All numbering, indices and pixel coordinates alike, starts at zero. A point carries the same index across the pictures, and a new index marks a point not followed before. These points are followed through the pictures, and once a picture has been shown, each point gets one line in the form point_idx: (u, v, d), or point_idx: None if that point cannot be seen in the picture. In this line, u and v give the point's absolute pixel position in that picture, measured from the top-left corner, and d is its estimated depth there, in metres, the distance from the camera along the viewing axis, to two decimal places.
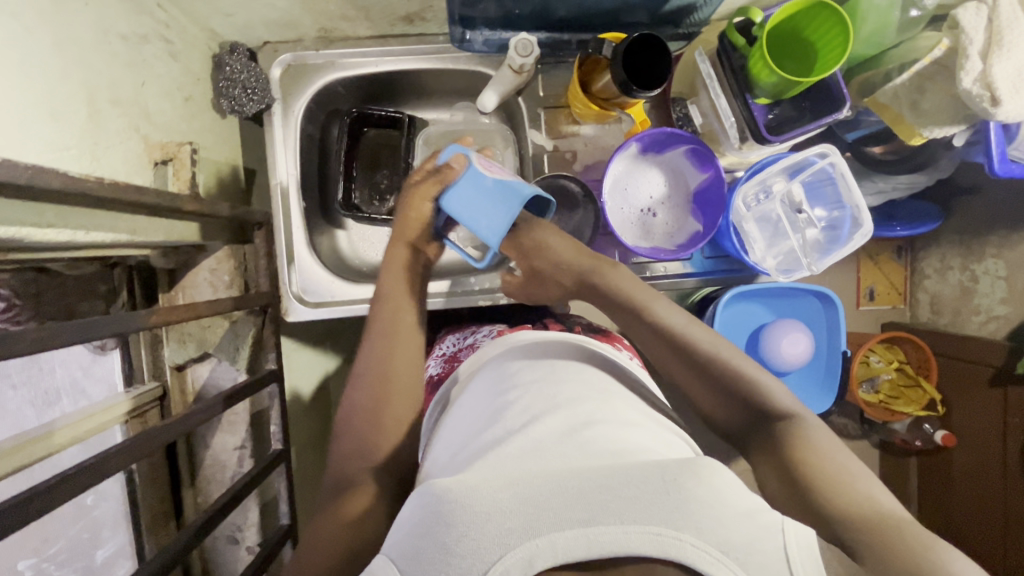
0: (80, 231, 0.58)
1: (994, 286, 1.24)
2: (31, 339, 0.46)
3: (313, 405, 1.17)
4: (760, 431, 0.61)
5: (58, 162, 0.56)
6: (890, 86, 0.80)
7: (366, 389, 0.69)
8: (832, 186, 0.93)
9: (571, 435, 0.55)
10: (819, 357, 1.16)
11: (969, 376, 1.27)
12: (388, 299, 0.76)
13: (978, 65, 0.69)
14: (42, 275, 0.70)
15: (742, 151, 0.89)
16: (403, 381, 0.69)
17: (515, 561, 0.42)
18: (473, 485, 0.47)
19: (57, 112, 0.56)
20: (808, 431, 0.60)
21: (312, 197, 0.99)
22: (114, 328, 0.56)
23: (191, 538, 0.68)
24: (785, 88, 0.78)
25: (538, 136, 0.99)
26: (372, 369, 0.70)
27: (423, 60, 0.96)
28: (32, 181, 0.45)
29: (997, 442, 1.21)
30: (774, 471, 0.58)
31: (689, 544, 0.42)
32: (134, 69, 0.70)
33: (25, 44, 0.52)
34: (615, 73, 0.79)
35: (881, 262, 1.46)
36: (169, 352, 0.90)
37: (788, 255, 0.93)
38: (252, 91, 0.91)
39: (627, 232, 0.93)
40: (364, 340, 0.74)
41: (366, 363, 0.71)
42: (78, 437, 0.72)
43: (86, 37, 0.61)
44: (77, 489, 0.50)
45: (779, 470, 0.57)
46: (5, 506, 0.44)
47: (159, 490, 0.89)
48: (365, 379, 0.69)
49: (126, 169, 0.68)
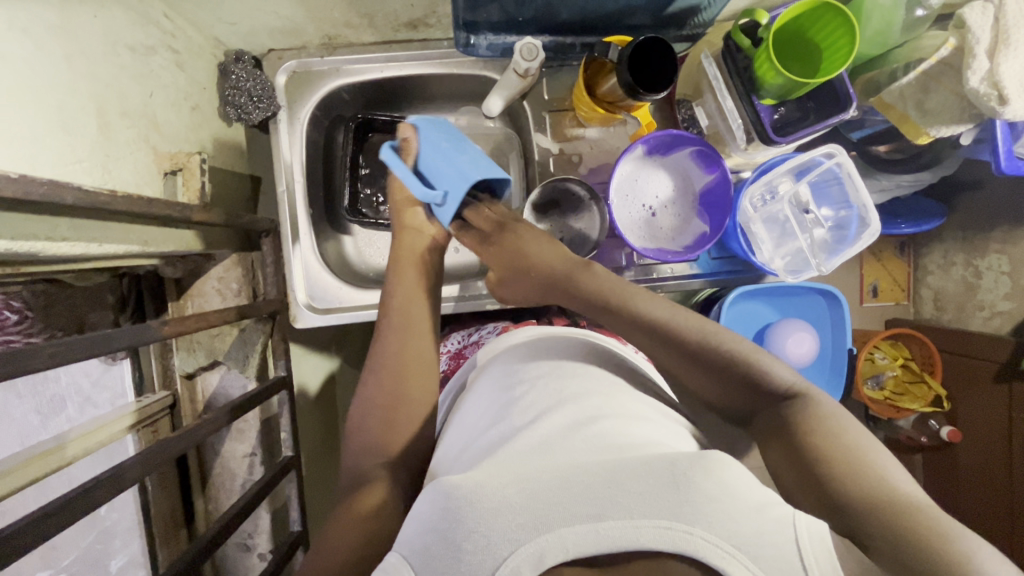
0: (93, 244, 0.58)
1: (998, 282, 1.24)
2: (47, 355, 0.46)
3: (321, 411, 1.17)
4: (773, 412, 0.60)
5: (70, 176, 0.56)
6: (895, 86, 0.79)
7: (379, 381, 0.70)
8: (839, 186, 0.93)
9: (580, 429, 0.55)
10: (825, 355, 1.16)
11: (975, 372, 1.27)
12: (399, 284, 0.76)
13: (985, 64, 0.70)
14: (52, 287, 0.70)
15: (749, 152, 0.89)
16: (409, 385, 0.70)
17: (526, 557, 0.43)
18: (482, 482, 0.48)
19: (69, 126, 0.56)
20: (816, 407, 0.58)
21: (318, 203, 0.99)
22: (128, 340, 0.56)
23: (206, 546, 0.69)
24: (792, 90, 0.78)
25: (543, 139, 0.99)
26: (387, 361, 0.71)
27: (428, 65, 0.96)
28: (46, 197, 0.45)
29: (1002, 437, 1.22)
30: (784, 448, 0.57)
31: (700, 537, 0.42)
32: (142, 80, 0.70)
33: (35, 58, 0.52)
34: (620, 77, 0.79)
35: (885, 259, 1.46)
36: (178, 361, 0.90)
37: (796, 254, 0.93)
38: (258, 99, 0.91)
39: (634, 235, 0.93)
40: (380, 320, 0.75)
41: (380, 358, 0.71)
42: (89, 449, 0.71)
43: (94, 50, 0.61)
44: (93, 504, 0.50)
45: (790, 449, 0.56)
46: (26, 522, 0.43)
47: (171, 499, 0.89)
48: (380, 372, 0.70)
49: (137, 179, 0.68)
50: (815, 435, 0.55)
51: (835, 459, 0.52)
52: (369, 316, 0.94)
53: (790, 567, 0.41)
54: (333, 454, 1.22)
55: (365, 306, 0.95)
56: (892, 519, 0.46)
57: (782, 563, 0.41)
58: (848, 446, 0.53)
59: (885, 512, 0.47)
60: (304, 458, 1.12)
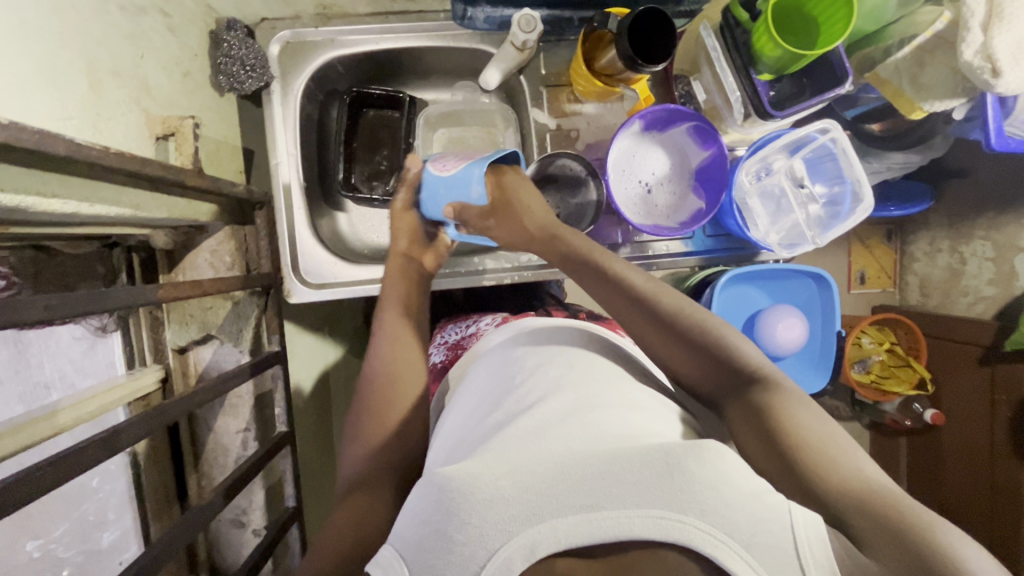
0: (84, 204, 0.56)
1: (982, 268, 1.26)
2: (42, 307, 0.45)
3: (313, 391, 1.16)
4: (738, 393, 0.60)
5: (60, 131, 0.55)
6: (890, 61, 0.81)
7: (382, 394, 0.71)
8: (833, 161, 0.94)
9: (576, 417, 0.55)
10: (814, 341, 1.18)
11: (958, 354, 1.30)
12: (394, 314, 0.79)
13: (979, 37, 0.70)
14: (40, 252, 0.68)
15: (745, 127, 0.90)
16: (411, 387, 0.72)
17: (518, 547, 0.44)
18: (474, 472, 0.48)
19: (58, 81, 0.55)
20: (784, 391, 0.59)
21: (312, 178, 0.98)
22: (125, 300, 0.55)
23: (201, 520, 0.67)
24: (788, 64, 0.79)
25: (540, 115, 0.98)
26: (383, 378, 0.72)
27: (424, 38, 0.95)
28: (38, 145, 0.44)
29: (985, 418, 1.25)
30: (756, 428, 0.57)
31: (693, 527, 0.43)
32: (133, 41, 0.68)
33: (25, 9, 0.50)
34: (619, 47, 0.78)
35: (873, 245, 1.48)
36: (171, 334, 0.89)
37: (791, 229, 0.94)
38: (250, 68, 0.89)
39: (630, 211, 0.93)
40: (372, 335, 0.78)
41: (378, 369, 0.74)
42: (83, 418, 0.70)
43: (85, 5, 0.59)
44: (87, 462, 0.49)
45: (766, 424, 0.56)
46: (24, 473, 0.43)
47: (163, 473, 0.88)
48: (377, 385, 0.72)
49: (127, 141, 0.67)
50: (787, 422, 0.55)
51: (802, 448, 0.53)
52: (361, 292, 0.93)
53: (788, 558, 0.42)
54: (328, 436, 1.21)
55: (357, 282, 0.94)
56: (875, 508, 0.47)
57: (778, 551, 0.42)
58: (818, 432, 0.55)
59: (870, 510, 0.47)
60: (299, 439, 1.11)
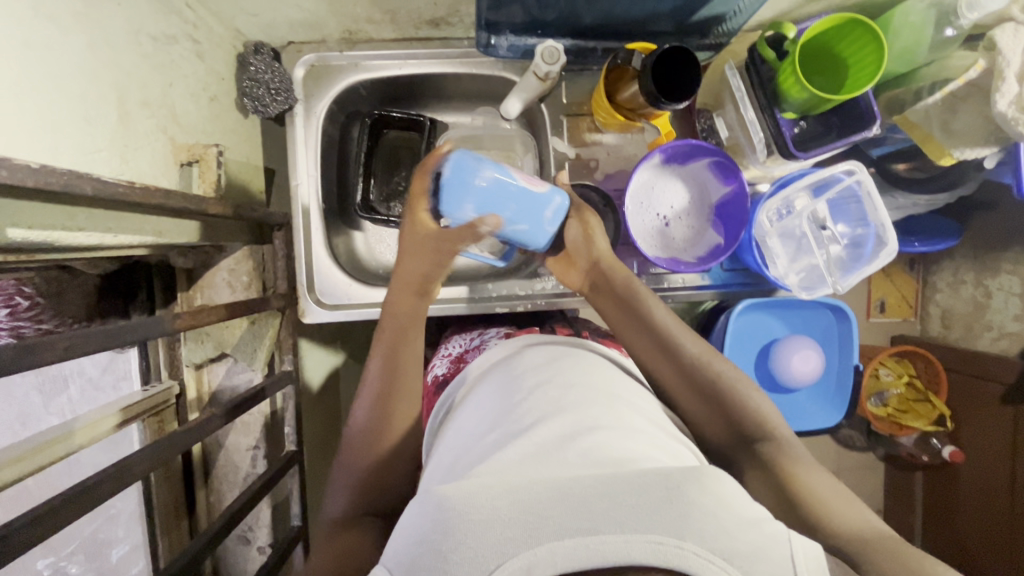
0: (107, 235, 0.58)
1: (1008, 303, 1.22)
2: (62, 347, 0.45)
3: (322, 405, 1.17)
4: (750, 450, 0.62)
5: (91, 165, 0.56)
6: (921, 105, 0.79)
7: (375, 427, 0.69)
8: (857, 204, 0.93)
9: (574, 442, 0.51)
10: (829, 377, 1.15)
11: (980, 392, 1.26)
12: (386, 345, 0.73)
13: (1014, 87, 0.70)
14: (64, 273, 0.70)
15: (767, 164, 0.89)
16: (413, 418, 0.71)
17: (515, 570, 0.41)
18: (472, 489, 0.45)
19: (91, 116, 0.56)
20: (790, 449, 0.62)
21: (331, 198, 0.99)
22: (142, 332, 0.56)
23: (209, 542, 0.68)
24: (816, 104, 0.78)
25: (560, 143, 0.98)
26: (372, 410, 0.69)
27: (447, 64, 0.96)
28: (67, 186, 0.45)
29: (1006, 459, 1.20)
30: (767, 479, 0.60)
31: (693, 553, 0.41)
32: (163, 70, 0.70)
33: (61, 48, 0.52)
34: (643, 84, 0.78)
35: (893, 275, 1.45)
36: (186, 351, 0.91)
37: (811, 271, 0.93)
38: (275, 91, 0.90)
39: (647, 243, 0.91)
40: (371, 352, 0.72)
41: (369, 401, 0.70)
42: (96, 437, 0.70)
43: (118, 39, 0.61)
44: (98, 499, 0.49)
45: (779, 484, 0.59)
46: (38, 513, 0.44)
47: (173, 490, 0.89)
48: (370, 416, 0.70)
49: (153, 171, 0.68)
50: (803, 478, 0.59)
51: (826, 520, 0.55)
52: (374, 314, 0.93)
53: None
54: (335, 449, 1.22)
55: (372, 304, 0.94)
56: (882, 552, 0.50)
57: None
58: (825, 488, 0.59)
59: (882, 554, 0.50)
60: (306, 453, 1.12)
